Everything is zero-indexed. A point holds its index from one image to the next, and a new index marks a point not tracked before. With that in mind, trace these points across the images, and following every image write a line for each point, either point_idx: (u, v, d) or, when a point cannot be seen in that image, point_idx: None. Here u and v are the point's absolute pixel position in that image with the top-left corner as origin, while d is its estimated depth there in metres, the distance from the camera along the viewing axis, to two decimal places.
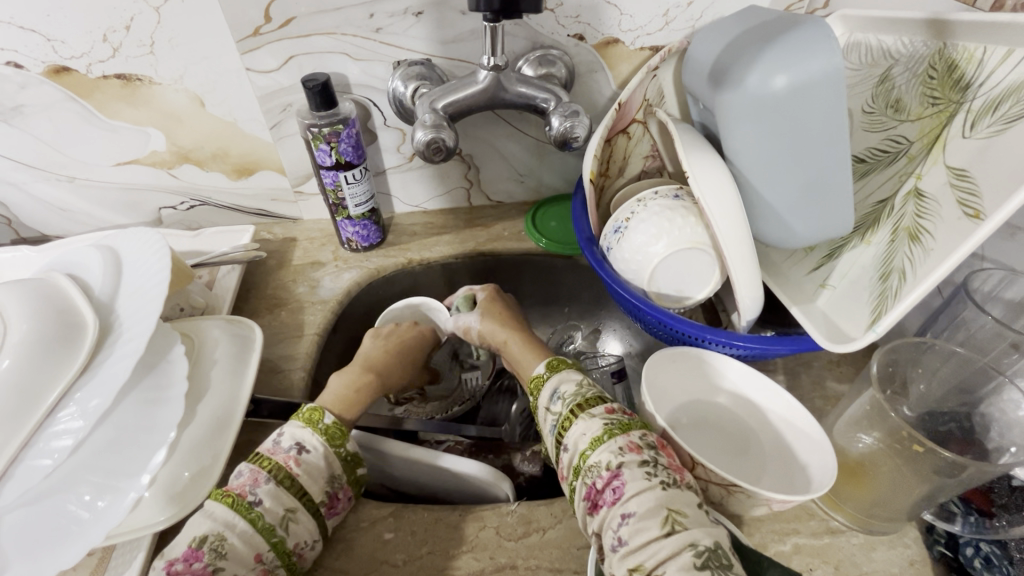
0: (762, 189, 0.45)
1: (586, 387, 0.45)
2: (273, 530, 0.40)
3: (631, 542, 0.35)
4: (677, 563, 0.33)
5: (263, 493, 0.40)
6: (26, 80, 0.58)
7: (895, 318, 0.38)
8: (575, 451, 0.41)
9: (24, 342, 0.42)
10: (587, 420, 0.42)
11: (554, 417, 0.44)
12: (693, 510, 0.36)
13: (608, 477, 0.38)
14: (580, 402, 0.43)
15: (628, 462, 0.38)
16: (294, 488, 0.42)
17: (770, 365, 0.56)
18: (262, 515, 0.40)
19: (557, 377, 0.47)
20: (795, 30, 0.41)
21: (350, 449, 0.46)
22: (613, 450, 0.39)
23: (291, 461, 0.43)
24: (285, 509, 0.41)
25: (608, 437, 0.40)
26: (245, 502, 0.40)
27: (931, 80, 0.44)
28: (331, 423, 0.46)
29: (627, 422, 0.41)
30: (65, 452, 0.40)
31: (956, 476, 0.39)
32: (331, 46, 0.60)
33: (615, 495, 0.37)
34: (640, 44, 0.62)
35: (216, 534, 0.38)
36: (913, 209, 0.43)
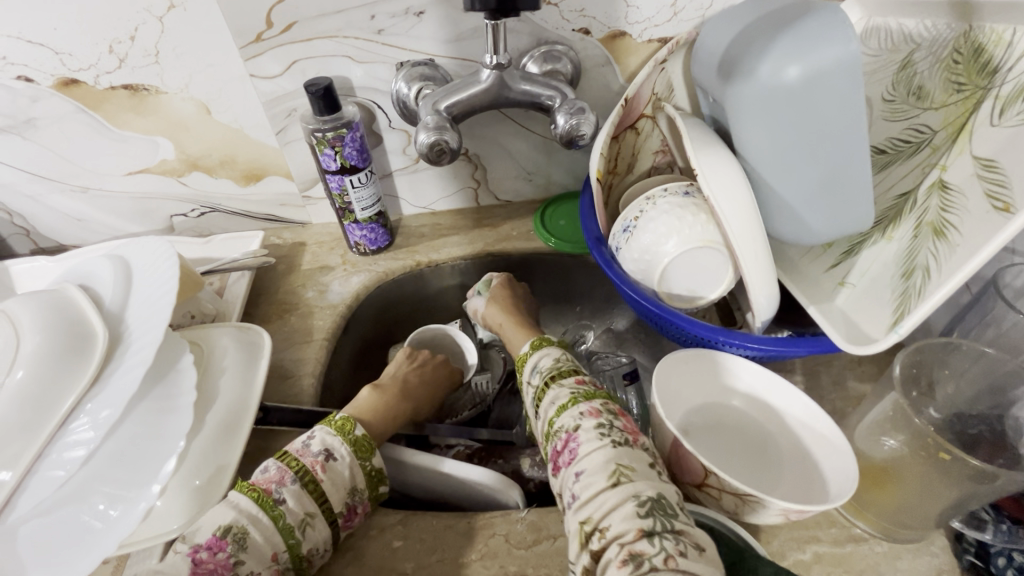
0: (776, 185, 0.43)
1: (563, 361, 0.49)
2: (292, 532, 0.40)
3: (582, 496, 0.38)
4: (621, 515, 0.36)
5: (288, 494, 0.41)
6: (37, 93, 0.59)
7: (918, 318, 0.36)
8: (546, 419, 0.45)
9: (36, 354, 0.42)
10: (556, 389, 0.46)
11: (533, 389, 0.49)
12: (644, 469, 0.38)
13: (566, 439, 0.42)
14: (554, 374, 0.48)
15: (586, 425, 0.42)
16: (317, 494, 0.42)
17: (788, 366, 0.54)
18: (284, 515, 0.40)
19: (538, 354, 0.51)
20: (809, 17, 0.39)
21: (375, 464, 0.46)
22: (574, 415, 0.43)
23: (317, 466, 0.43)
24: (305, 512, 0.41)
25: (572, 404, 0.44)
26: (269, 499, 0.41)
27: (955, 65, 0.42)
28: (361, 435, 0.46)
29: (591, 391, 0.45)
30: (77, 463, 0.40)
31: (989, 484, 0.37)
32: (333, 49, 0.59)
33: (572, 455, 0.41)
34: (647, 36, 0.61)
35: (240, 526, 0.39)
36: (937, 203, 0.41)
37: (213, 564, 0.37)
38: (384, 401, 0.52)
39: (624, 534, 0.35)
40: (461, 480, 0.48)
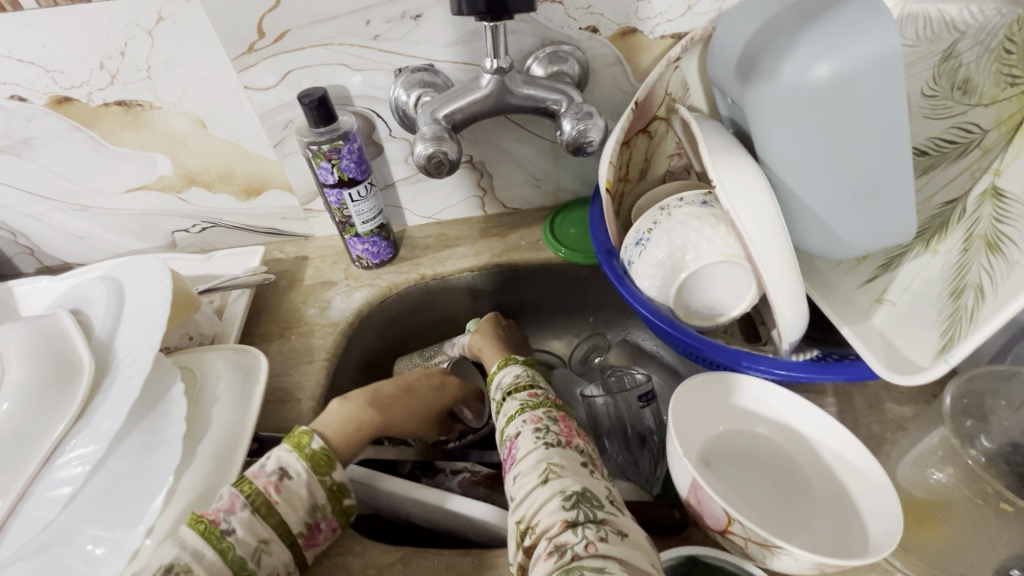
0: (803, 195, 0.39)
1: (522, 374, 0.49)
2: (243, 564, 0.38)
3: (519, 496, 0.38)
4: (549, 509, 0.36)
5: (237, 523, 0.38)
6: (31, 112, 0.58)
7: (971, 347, 0.32)
8: (499, 430, 0.45)
9: (20, 387, 0.41)
10: (510, 402, 0.46)
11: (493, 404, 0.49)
12: (574, 465, 0.39)
13: (509, 449, 0.42)
14: (510, 388, 0.47)
15: (526, 431, 0.42)
16: (271, 518, 0.40)
17: (818, 387, 0.50)
18: (234, 546, 0.38)
19: (501, 370, 0.51)
20: (840, 8, 0.34)
21: (335, 479, 0.44)
22: (519, 424, 0.43)
23: (270, 488, 0.41)
24: (257, 540, 0.39)
25: (518, 414, 0.44)
26: (216, 530, 0.38)
27: (1009, 55, 0.37)
28: (319, 448, 0.44)
29: (540, 401, 0.44)
30: (61, 503, 0.38)
31: None
32: (328, 57, 0.56)
33: (512, 458, 0.41)
34: (660, 32, 0.57)
35: (183, 563, 0.36)
36: (990, 213, 0.36)
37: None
38: (354, 412, 0.48)
39: (550, 528, 0.35)
40: (463, 516, 0.45)
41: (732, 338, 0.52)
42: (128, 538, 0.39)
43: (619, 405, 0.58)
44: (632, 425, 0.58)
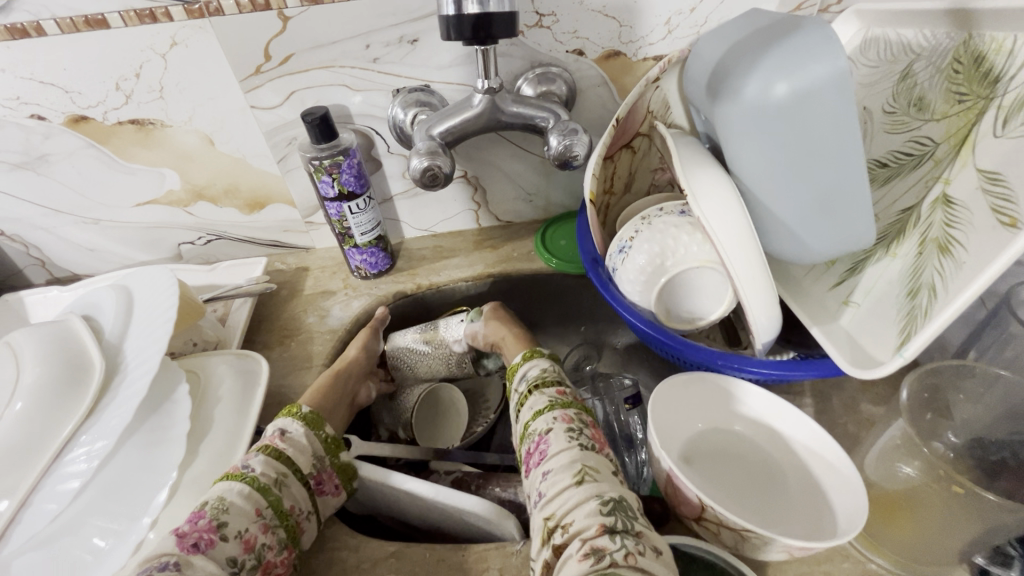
0: (770, 203, 0.42)
1: (549, 370, 0.51)
2: (270, 489, 0.43)
3: (549, 492, 0.40)
4: (584, 511, 0.37)
5: (255, 462, 0.44)
6: (49, 130, 0.61)
7: (924, 341, 0.34)
8: (522, 422, 0.47)
9: (34, 387, 0.43)
10: (537, 395, 0.48)
11: (517, 395, 0.51)
12: (605, 469, 0.40)
13: (537, 443, 0.44)
14: (538, 383, 0.49)
15: (557, 429, 0.44)
16: (284, 458, 0.46)
17: (797, 388, 0.52)
18: (256, 478, 0.43)
19: (527, 363, 0.53)
20: (796, 33, 0.38)
21: (328, 433, 0.50)
22: (548, 420, 0.45)
23: (274, 439, 0.47)
24: (277, 473, 0.44)
25: (547, 410, 0.46)
26: (237, 471, 0.43)
27: (956, 74, 0.40)
28: (308, 411, 0.51)
29: (569, 400, 0.46)
30: (71, 496, 0.40)
31: (1008, 517, 0.34)
32: (330, 79, 0.60)
33: (542, 456, 0.43)
34: (643, 55, 0.61)
35: (215, 497, 0.41)
36: (941, 219, 0.39)
37: (196, 534, 0.38)
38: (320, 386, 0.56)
39: (586, 529, 0.36)
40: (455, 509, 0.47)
41: (714, 343, 0.54)
42: (133, 531, 0.41)
43: (608, 407, 0.61)
44: (618, 428, 0.60)
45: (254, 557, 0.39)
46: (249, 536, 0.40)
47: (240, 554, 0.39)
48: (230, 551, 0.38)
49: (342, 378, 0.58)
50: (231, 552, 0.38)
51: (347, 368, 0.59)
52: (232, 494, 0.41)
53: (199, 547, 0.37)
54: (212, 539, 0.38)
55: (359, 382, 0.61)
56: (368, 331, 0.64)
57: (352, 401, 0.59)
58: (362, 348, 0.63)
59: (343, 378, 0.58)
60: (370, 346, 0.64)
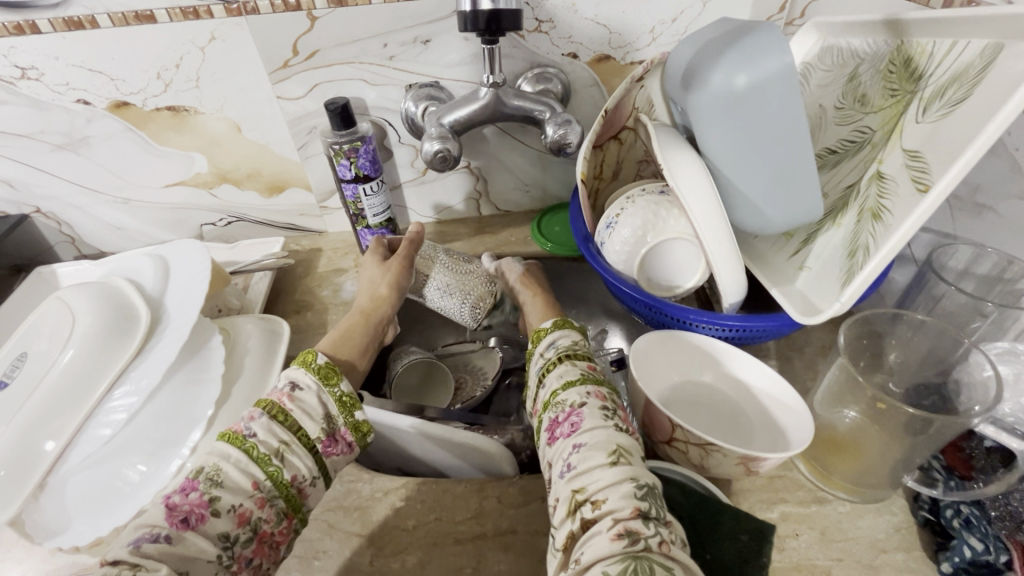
0: (735, 179, 0.49)
1: (580, 344, 0.51)
2: (269, 460, 0.42)
3: (580, 466, 0.39)
4: (619, 492, 0.36)
5: (257, 427, 0.43)
6: (92, 114, 0.67)
7: (856, 288, 0.41)
8: (548, 389, 0.46)
9: (89, 331, 0.48)
10: (569, 365, 0.47)
11: (542, 361, 0.50)
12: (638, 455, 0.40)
13: (569, 412, 0.43)
14: (569, 353, 0.49)
15: (591, 405, 0.43)
16: (287, 422, 0.45)
17: (763, 351, 0.59)
18: (256, 446, 0.43)
19: (558, 332, 0.53)
20: (754, 34, 0.45)
21: (343, 390, 0.49)
22: (581, 392, 0.44)
23: (283, 399, 0.46)
24: (278, 441, 0.43)
25: (580, 382, 0.45)
26: (239, 435, 0.43)
27: (891, 74, 0.48)
28: (323, 363, 0.50)
29: (600, 377, 0.46)
30: (121, 424, 0.46)
31: (924, 434, 0.40)
32: (350, 73, 0.67)
33: (573, 428, 0.42)
34: (630, 59, 0.68)
35: (212, 466, 0.41)
36: (876, 192, 0.46)
37: (187, 508, 0.38)
38: (340, 338, 0.60)
39: (620, 509, 0.35)
40: (460, 448, 0.52)
41: None
42: (175, 456, 0.47)
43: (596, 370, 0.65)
44: None
45: (248, 529, 0.40)
46: (243, 509, 0.40)
47: (234, 527, 0.39)
48: (222, 525, 0.39)
49: (369, 324, 0.62)
50: (223, 527, 0.39)
51: (375, 315, 0.63)
52: (228, 464, 0.41)
53: (190, 522, 0.38)
54: (203, 514, 0.38)
55: (385, 325, 0.64)
56: (400, 266, 0.66)
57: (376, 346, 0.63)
58: (392, 285, 0.64)
59: (369, 324, 0.62)
60: (401, 279, 0.65)
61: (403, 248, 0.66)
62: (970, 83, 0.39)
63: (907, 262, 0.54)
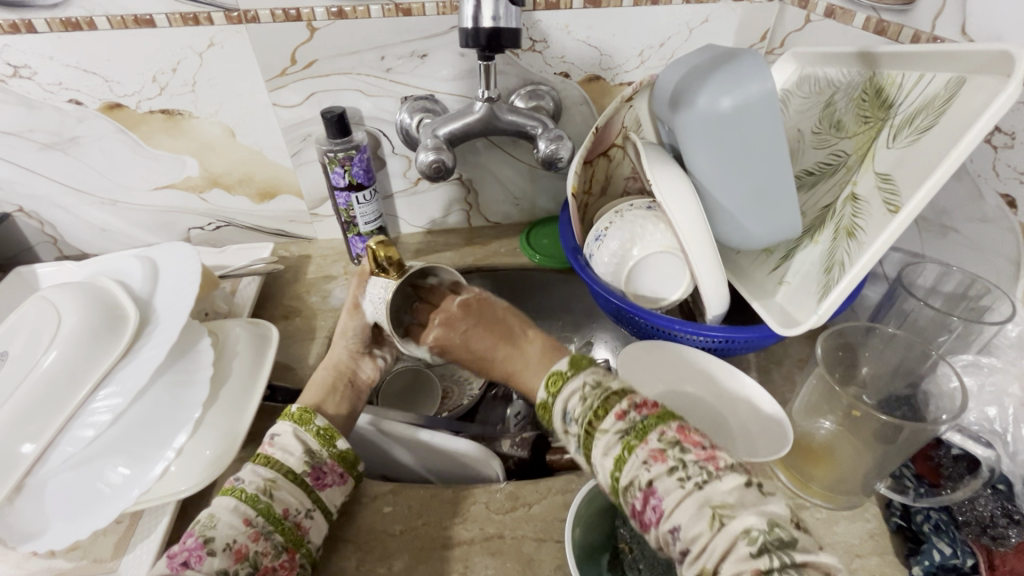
0: (719, 196, 0.51)
1: (592, 398, 0.42)
2: (257, 496, 0.42)
3: (688, 550, 0.33)
4: (733, 557, 0.31)
5: (245, 474, 0.43)
6: (84, 114, 0.67)
7: (833, 301, 0.43)
8: (604, 475, 0.38)
9: (75, 330, 0.48)
10: (603, 437, 0.39)
11: (574, 439, 0.42)
12: (738, 496, 0.34)
13: (644, 497, 0.36)
14: (591, 417, 0.41)
15: (658, 475, 0.36)
16: (274, 463, 0.44)
17: (744, 363, 0.61)
18: (245, 489, 0.42)
19: (562, 396, 0.44)
20: (737, 60, 0.48)
21: (320, 425, 0.48)
22: (638, 466, 0.37)
23: (266, 446, 0.46)
24: (264, 479, 0.43)
25: (629, 453, 0.37)
26: (228, 486, 0.43)
27: (864, 102, 0.52)
28: (296, 408, 0.49)
29: (642, 424, 0.38)
30: (105, 425, 0.45)
31: (896, 441, 0.42)
32: (347, 84, 0.68)
33: (657, 512, 0.35)
34: (620, 80, 0.71)
35: (207, 514, 0.40)
36: (850, 211, 0.48)
37: (185, 553, 0.37)
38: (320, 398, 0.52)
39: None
40: (449, 454, 0.53)
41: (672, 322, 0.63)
42: (158, 460, 0.46)
43: None
44: None
45: (247, 565, 0.38)
46: (239, 545, 0.39)
47: (232, 564, 0.38)
48: (219, 564, 0.37)
49: (343, 374, 0.55)
50: (219, 564, 0.37)
51: (335, 355, 0.57)
52: (220, 509, 0.40)
53: (188, 564, 0.37)
54: (198, 555, 0.37)
55: (356, 362, 0.57)
56: (348, 309, 0.58)
57: (351, 384, 0.55)
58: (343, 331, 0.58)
59: (331, 366, 0.56)
60: (354, 323, 0.58)
61: (354, 290, 0.58)
62: (936, 112, 0.43)
63: (880, 280, 0.56)
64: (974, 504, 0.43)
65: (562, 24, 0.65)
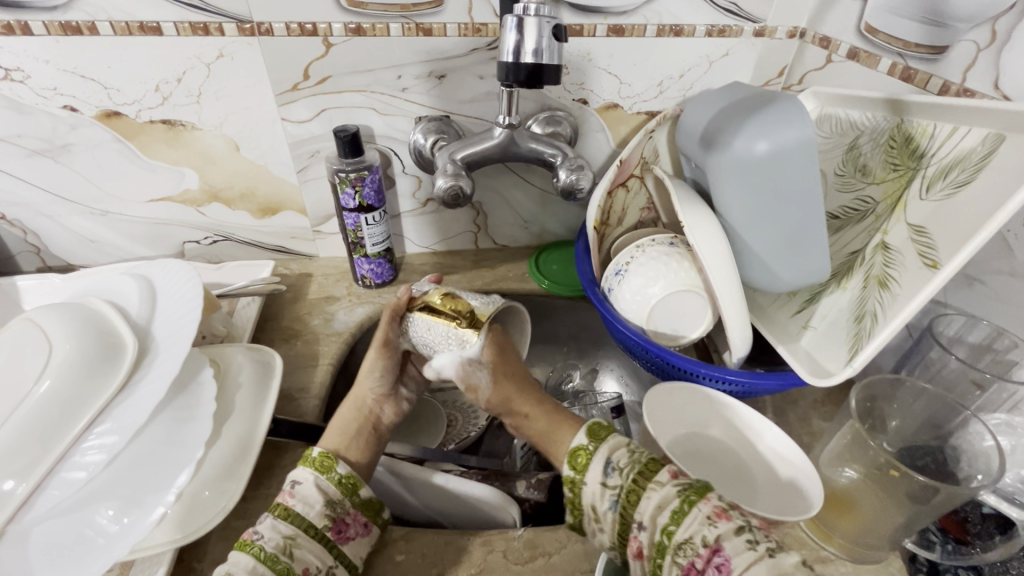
0: (749, 238, 0.51)
1: (640, 452, 0.43)
2: (277, 558, 0.40)
3: None
4: None
5: (264, 528, 0.42)
6: (79, 121, 0.64)
7: (868, 354, 0.43)
8: (656, 529, 0.38)
9: (67, 361, 0.44)
10: (658, 489, 0.40)
11: (614, 492, 0.42)
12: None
13: (708, 554, 0.35)
14: (642, 469, 0.42)
15: (725, 533, 0.36)
16: (292, 518, 0.43)
17: (761, 404, 0.60)
18: (264, 546, 0.40)
19: (607, 445, 0.45)
20: (775, 105, 0.48)
21: (342, 473, 0.47)
22: (702, 521, 0.37)
23: (285, 496, 0.44)
24: (284, 536, 0.41)
25: (689, 507, 0.38)
26: (247, 540, 0.41)
27: (892, 149, 0.51)
28: (319, 453, 0.47)
29: (696, 483, 0.39)
30: (99, 466, 0.41)
31: (929, 501, 0.41)
32: (361, 101, 0.66)
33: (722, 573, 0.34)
34: (637, 109, 0.70)
35: (225, 574, 0.39)
36: (881, 260, 0.50)
37: None
38: (345, 441, 0.51)
39: None
40: (464, 496, 0.51)
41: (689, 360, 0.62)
42: (157, 503, 0.42)
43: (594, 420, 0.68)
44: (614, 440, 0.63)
45: None
46: None
47: None
48: None
49: (366, 416, 0.54)
50: None
51: (357, 396, 0.55)
52: (238, 569, 0.39)
53: None
54: None
55: (379, 404, 0.56)
56: (377, 348, 0.55)
57: (375, 428, 0.53)
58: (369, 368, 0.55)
59: (355, 407, 0.54)
60: (385, 360, 0.55)
61: (383, 326, 0.55)
62: (973, 168, 0.43)
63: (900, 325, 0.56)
64: (1006, 567, 0.43)
65: (583, 51, 0.64)
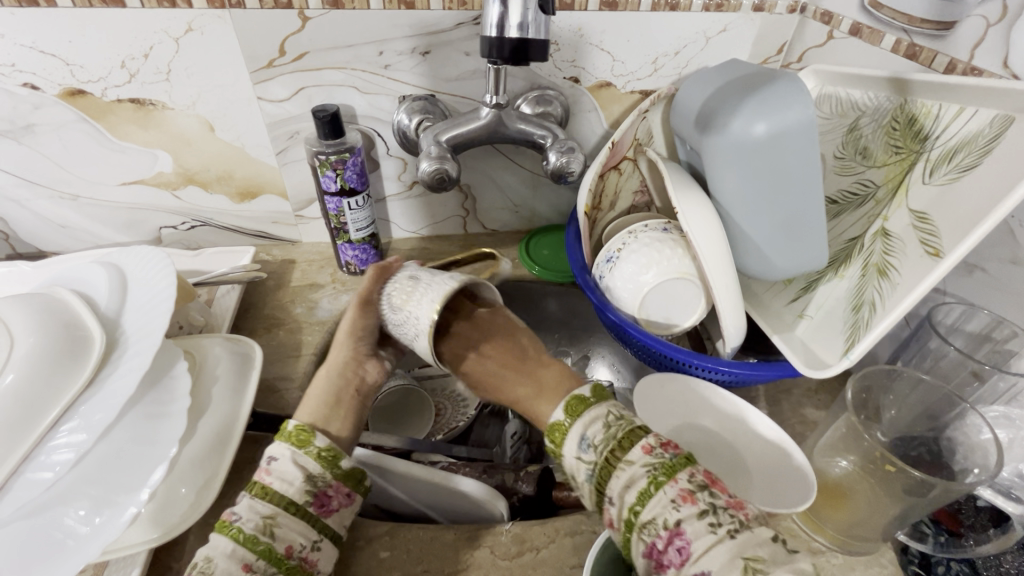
0: (744, 225, 0.49)
1: (616, 426, 0.41)
2: (257, 538, 0.39)
3: None
4: None
5: (241, 510, 0.40)
6: (41, 100, 0.60)
7: (866, 346, 0.42)
8: (623, 506, 0.37)
9: (31, 355, 0.41)
10: (627, 468, 0.38)
11: (588, 466, 0.40)
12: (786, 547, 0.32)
13: (669, 536, 0.34)
14: (614, 447, 0.40)
15: (687, 516, 0.35)
16: (271, 497, 0.41)
17: (753, 393, 0.59)
18: (242, 529, 0.39)
19: (580, 421, 0.43)
20: (773, 84, 0.46)
21: (321, 446, 0.44)
22: (666, 504, 0.35)
23: (262, 474, 0.42)
24: (263, 517, 0.40)
25: (655, 489, 0.36)
26: (225, 522, 0.40)
27: (894, 131, 0.49)
28: (293, 428, 0.45)
29: (666, 460, 0.38)
30: (67, 466, 0.39)
31: (924, 496, 0.40)
32: (341, 79, 0.63)
33: (682, 555, 0.34)
34: (630, 88, 0.67)
35: (204, 560, 0.38)
36: (881, 247, 0.48)
37: None
38: (326, 412, 0.48)
39: None
40: (451, 489, 0.49)
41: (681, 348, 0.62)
42: (129, 503, 0.41)
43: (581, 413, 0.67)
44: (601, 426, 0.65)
45: None
46: None
47: None
48: None
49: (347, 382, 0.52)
50: None
51: (336, 360, 0.53)
52: (217, 553, 0.38)
53: None
54: None
55: (362, 365, 0.54)
56: (356, 306, 0.55)
57: (358, 393, 0.52)
58: (351, 331, 0.54)
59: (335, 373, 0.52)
60: (365, 321, 0.55)
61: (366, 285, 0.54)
62: (979, 151, 0.41)
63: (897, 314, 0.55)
64: (999, 561, 0.43)
65: (576, 26, 0.61)
